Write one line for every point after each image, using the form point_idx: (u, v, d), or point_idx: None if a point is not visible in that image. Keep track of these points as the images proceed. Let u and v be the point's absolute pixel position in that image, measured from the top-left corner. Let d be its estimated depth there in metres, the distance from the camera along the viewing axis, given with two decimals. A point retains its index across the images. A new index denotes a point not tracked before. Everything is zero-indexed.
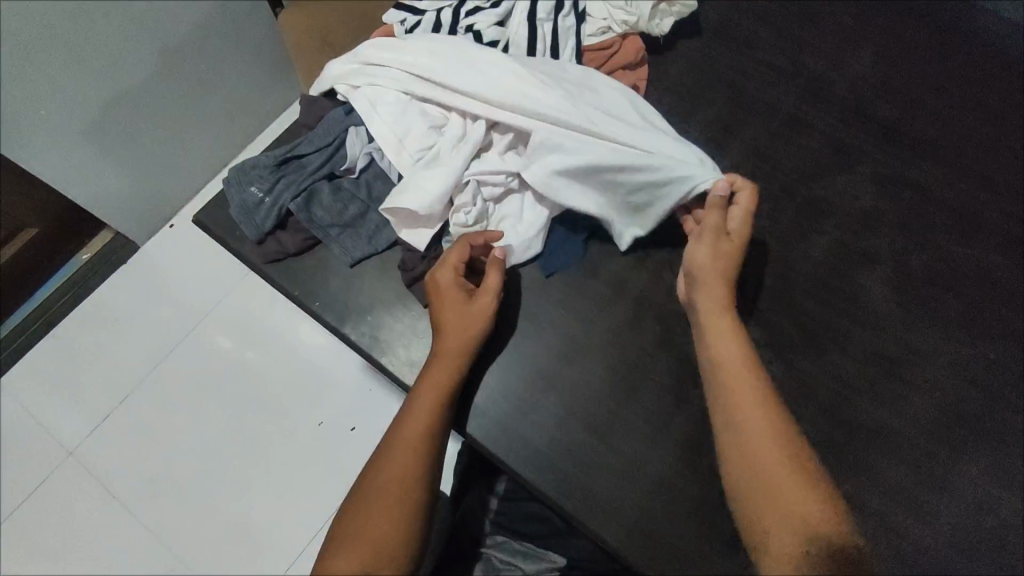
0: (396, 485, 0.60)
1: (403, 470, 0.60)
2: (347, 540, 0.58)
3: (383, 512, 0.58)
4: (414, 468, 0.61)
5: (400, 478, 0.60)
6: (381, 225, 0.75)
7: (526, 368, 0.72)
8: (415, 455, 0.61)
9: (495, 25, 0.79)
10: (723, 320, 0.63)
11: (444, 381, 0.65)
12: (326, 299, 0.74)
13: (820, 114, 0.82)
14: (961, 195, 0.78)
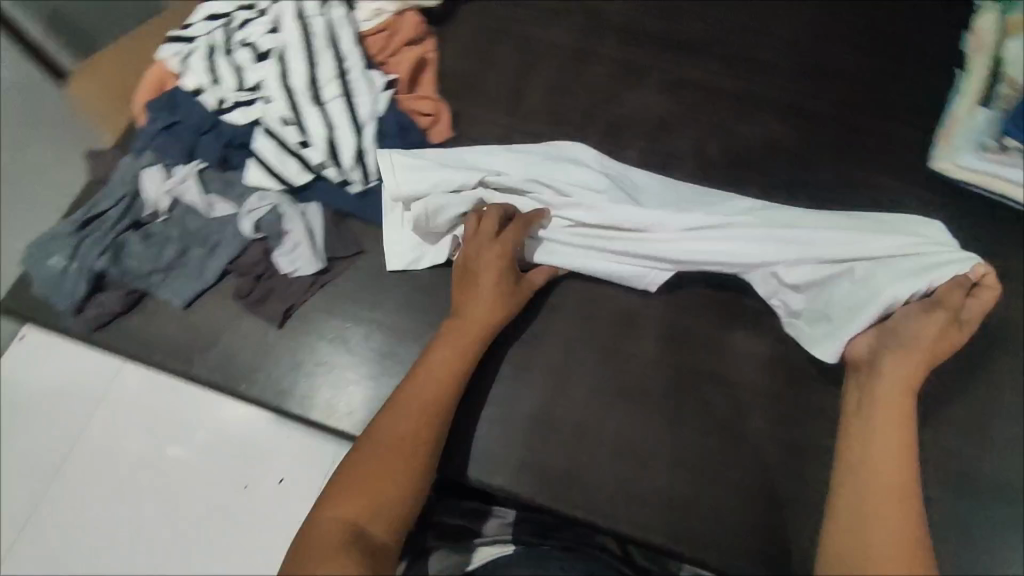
0: (403, 442, 0.61)
1: (412, 428, 0.62)
2: (349, 489, 0.57)
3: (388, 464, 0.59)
4: (423, 431, 0.62)
5: (407, 435, 0.61)
6: (204, 259, 0.74)
7: (388, 351, 0.72)
8: (426, 419, 0.63)
9: (266, 34, 0.79)
10: (905, 363, 0.62)
11: (461, 354, 0.67)
12: (167, 346, 0.72)
13: (604, 42, 0.87)
14: (744, 85, 0.85)
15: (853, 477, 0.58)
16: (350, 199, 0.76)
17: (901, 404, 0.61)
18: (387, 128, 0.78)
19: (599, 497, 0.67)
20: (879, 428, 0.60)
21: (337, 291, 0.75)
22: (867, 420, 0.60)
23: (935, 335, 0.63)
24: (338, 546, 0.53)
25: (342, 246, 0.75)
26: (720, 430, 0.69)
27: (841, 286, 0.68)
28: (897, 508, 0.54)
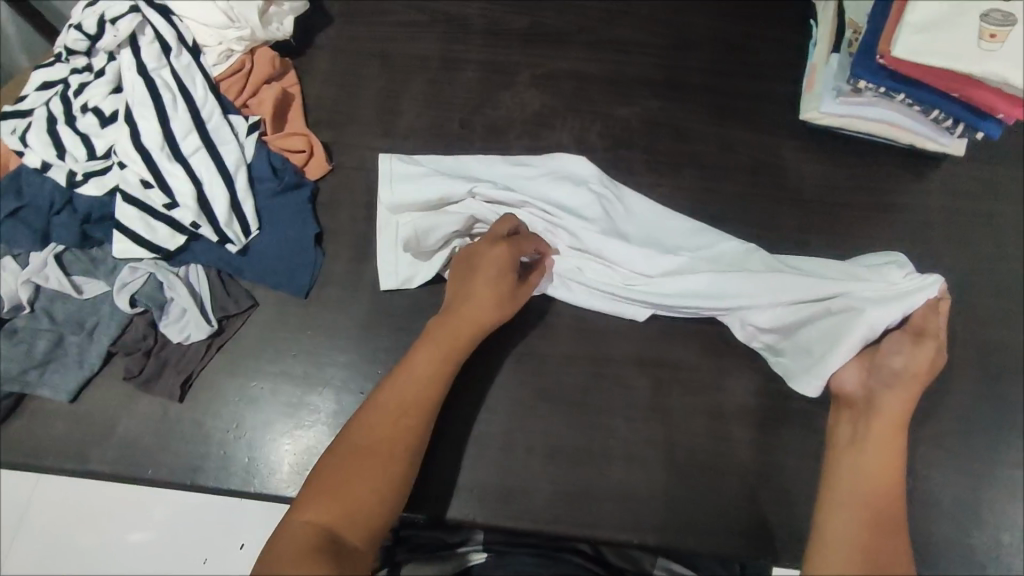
0: (381, 443, 0.59)
1: (392, 433, 0.59)
2: (326, 492, 0.56)
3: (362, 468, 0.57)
4: (406, 432, 0.60)
5: (386, 440, 0.59)
6: (83, 345, 0.70)
7: (298, 404, 0.70)
8: (406, 424, 0.60)
9: (109, 95, 0.74)
10: (897, 397, 0.61)
11: (445, 354, 0.64)
12: (59, 446, 0.68)
13: (466, 47, 0.86)
14: (612, 69, 0.86)
15: (849, 493, 0.58)
16: (232, 253, 0.73)
17: (898, 423, 0.61)
18: (259, 173, 0.75)
19: (536, 504, 0.68)
20: (878, 445, 0.60)
21: (234, 351, 0.71)
22: (873, 435, 0.61)
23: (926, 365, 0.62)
24: (305, 552, 0.51)
25: (232, 302, 0.72)
26: (639, 411, 0.71)
27: (810, 329, 0.68)
28: (878, 531, 0.56)
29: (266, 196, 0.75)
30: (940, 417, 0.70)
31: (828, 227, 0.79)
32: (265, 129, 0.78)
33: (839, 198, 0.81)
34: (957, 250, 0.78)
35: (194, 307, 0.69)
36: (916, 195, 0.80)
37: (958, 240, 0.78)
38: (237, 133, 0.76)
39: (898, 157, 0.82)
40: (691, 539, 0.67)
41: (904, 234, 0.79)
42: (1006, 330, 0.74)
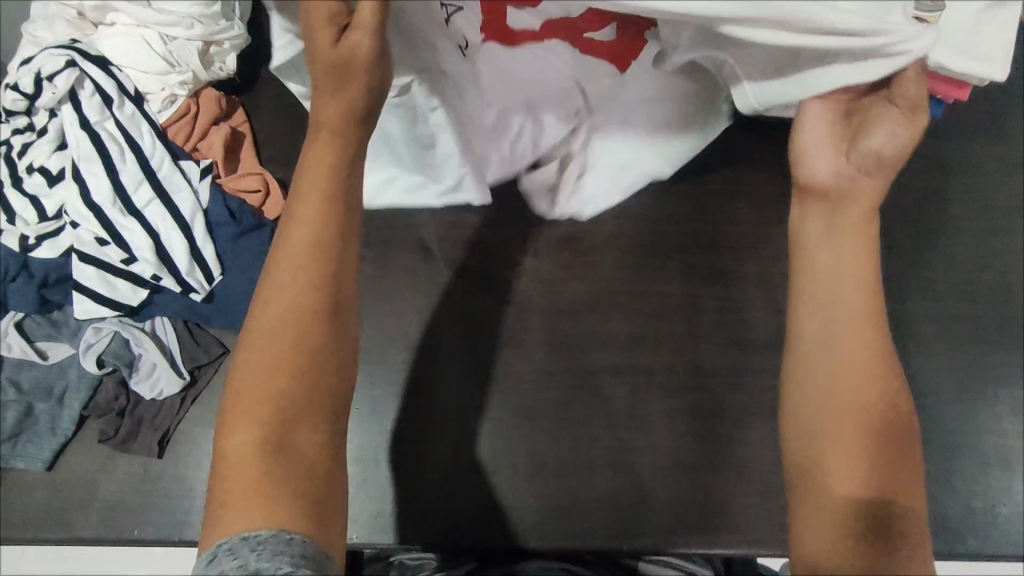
0: (281, 331, 0.51)
1: (287, 314, 0.52)
2: (241, 402, 0.50)
3: (275, 364, 0.51)
4: (312, 301, 0.52)
5: (283, 332, 0.51)
6: (53, 413, 0.69)
7: None
8: (301, 305, 0.52)
9: (54, 154, 0.72)
10: (862, 208, 0.55)
11: (331, 209, 0.54)
12: (43, 516, 0.68)
13: None
14: None
15: (855, 365, 0.52)
16: (198, 302, 0.72)
17: (868, 253, 0.55)
18: (216, 217, 0.75)
19: (526, 520, 0.70)
20: (863, 288, 0.54)
21: (209, 401, 0.71)
22: (852, 281, 0.54)
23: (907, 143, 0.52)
24: (260, 491, 0.46)
25: (202, 351, 0.71)
26: (618, 419, 0.72)
27: (806, 118, 0.55)
28: (868, 413, 0.51)
29: (226, 240, 0.75)
30: (908, 393, 0.72)
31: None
32: (218, 171, 0.78)
33: None
34: (911, 226, 0.79)
35: (164, 361, 0.69)
36: None
37: (911, 215, 0.80)
38: (190, 180, 0.75)
39: None
40: (677, 538, 0.69)
41: None
42: (963, 300, 0.76)
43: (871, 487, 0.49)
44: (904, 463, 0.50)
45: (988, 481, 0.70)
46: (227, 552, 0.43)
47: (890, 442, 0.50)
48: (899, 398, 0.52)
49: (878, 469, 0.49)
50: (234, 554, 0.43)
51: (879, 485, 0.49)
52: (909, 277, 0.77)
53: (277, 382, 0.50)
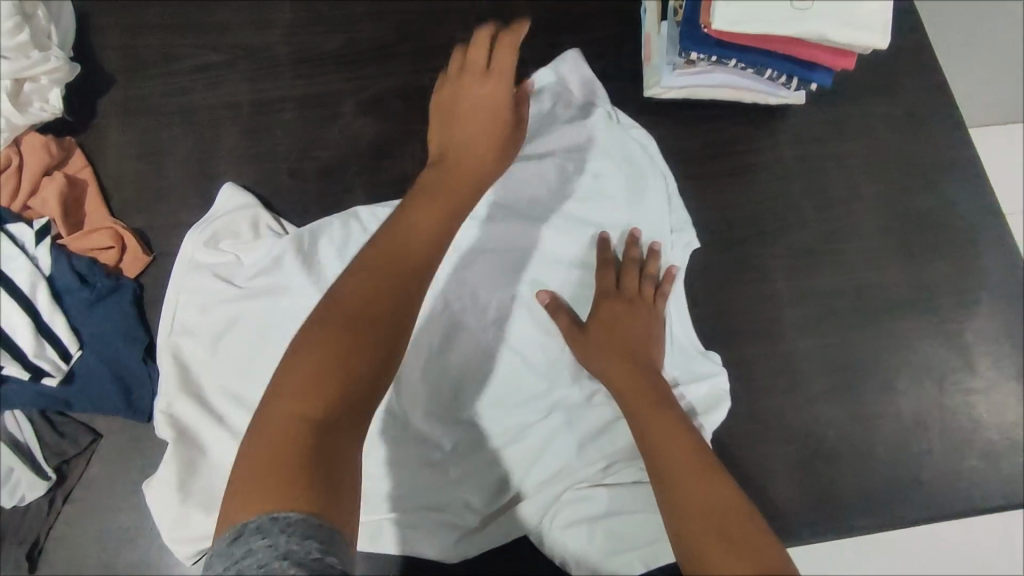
0: (340, 359, 0.45)
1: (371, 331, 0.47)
2: (257, 442, 0.42)
3: (339, 337, 0.46)
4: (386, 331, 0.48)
5: (369, 329, 0.47)
6: None
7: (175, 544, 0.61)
8: (408, 295, 0.50)
9: None
10: (607, 360, 0.65)
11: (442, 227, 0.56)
12: None
13: (278, 85, 0.77)
14: (443, 76, 0.80)
15: (657, 441, 0.58)
16: (53, 386, 0.63)
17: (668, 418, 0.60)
18: (64, 284, 0.66)
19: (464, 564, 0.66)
20: (652, 418, 0.60)
21: (85, 499, 0.62)
22: (628, 408, 0.62)
23: (598, 295, 0.70)
24: (263, 481, 0.39)
25: (68, 443, 0.63)
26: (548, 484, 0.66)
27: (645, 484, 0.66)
28: (718, 510, 0.51)
29: (79, 310, 0.66)
30: (828, 366, 0.73)
31: (692, 206, 0.78)
32: (60, 228, 0.68)
33: (698, 171, 0.80)
34: (814, 202, 0.79)
35: (21, 466, 0.60)
36: (769, 150, 0.80)
37: (815, 190, 0.79)
38: (24, 245, 0.65)
39: (745, 116, 0.81)
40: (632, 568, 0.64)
41: (767, 191, 0.79)
42: (873, 270, 0.76)
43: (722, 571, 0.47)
44: (746, 546, 0.48)
45: (914, 447, 0.71)
46: (256, 530, 0.37)
47: (739, 532, 0.49)
48: (755, 515, 0.51)
49: (705, 534, 0.50)
50: (263, 533, 0.37)
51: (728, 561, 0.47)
52: (815, 249, 0.77)
53: (291, 424, 0.42)
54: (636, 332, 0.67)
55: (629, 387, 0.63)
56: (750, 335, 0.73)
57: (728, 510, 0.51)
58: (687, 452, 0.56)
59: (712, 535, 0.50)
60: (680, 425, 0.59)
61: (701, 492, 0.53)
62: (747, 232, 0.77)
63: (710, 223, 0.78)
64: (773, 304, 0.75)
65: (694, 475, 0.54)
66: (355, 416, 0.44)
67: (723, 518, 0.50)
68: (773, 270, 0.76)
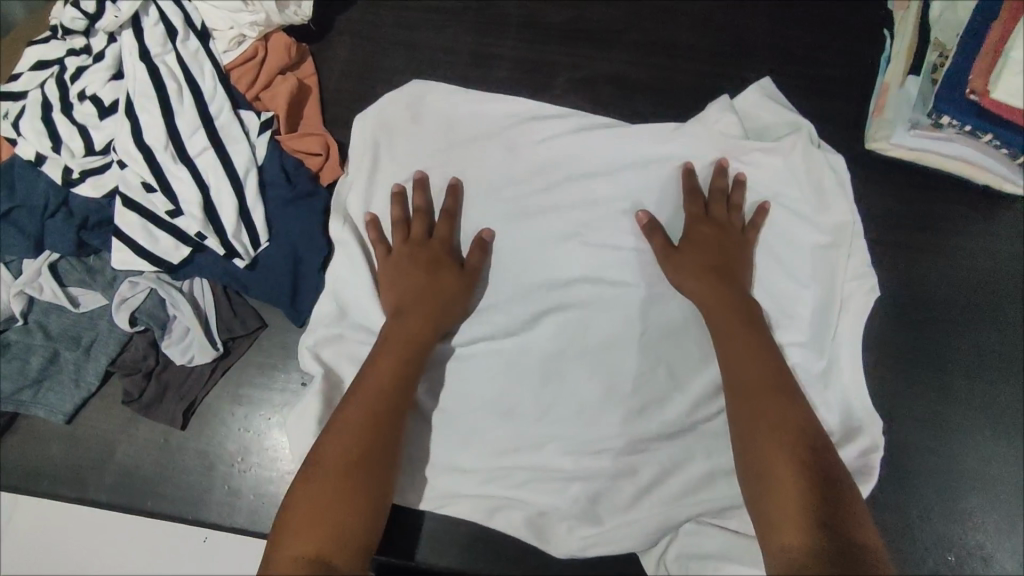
0: (313, 513, 0.53)
1: (325, 487, 0.54)
2: None
3: (332, 486, 0.54)
4: (354, 476, 0.55)
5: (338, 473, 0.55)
6: (81, 362, 0.64)
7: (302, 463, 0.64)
8: (362, 450, 0.56)
9: (108, 84, 0.67)
10: (721, 301, 0.63)
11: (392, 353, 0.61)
12: (52, 467, 0.63)
13: (502, 43, 0.78)
14: (659, 73, 0.78)
15: (736, 370, 0.61)
16: (240, 268, 0.67)
17: (769, 385, 0.59)
18: (270, 177, 0.70)
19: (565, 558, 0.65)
20: (732, 344, 0.62)
21: (240, 379, 0.66)
22: (711, 321, 0.64)
23: (689, 220, 0.68)
24: None
25: (239, 324, 0.66)
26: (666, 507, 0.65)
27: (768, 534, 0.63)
28: (794, 454, 0.55)
29: (277, 204, 0.70)
30: (994, 486, 0.67)
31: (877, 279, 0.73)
32: (280, 124, 0.72)
33: (909, 242, 0.74)
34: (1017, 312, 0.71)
35: (198, 330, 0.64)
36: (992, 241, 0.73)
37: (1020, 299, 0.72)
38: (248, 130, 0.69)
39: (968, 196, 0.75)
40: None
41: (979, 284, 0.72)
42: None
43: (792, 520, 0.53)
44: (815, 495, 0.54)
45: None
46: None
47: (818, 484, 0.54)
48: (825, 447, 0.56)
49: (785, 487, 0.54)
50: None
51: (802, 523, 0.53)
52: (1018, 361, 0.70)
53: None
54: (733, 250, 0.66)
55: (727, 303, 0.63)
56: (918, 430, 0.68)
57: (801, 450, 0.56)
58: (786, 418, 0.57)
59: (790, 485, 0.54)
60: (756, 356, 0.61)
61: (783, 441, 0.56)
62: (944, 321, 0.71)
63: (903, 300, 0.72)
64: (933, 406, 0.69)
65: (768, 417, 0.57)
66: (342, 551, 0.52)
67: (795, 463, 0.55)
68: (958, 367, 0.70)
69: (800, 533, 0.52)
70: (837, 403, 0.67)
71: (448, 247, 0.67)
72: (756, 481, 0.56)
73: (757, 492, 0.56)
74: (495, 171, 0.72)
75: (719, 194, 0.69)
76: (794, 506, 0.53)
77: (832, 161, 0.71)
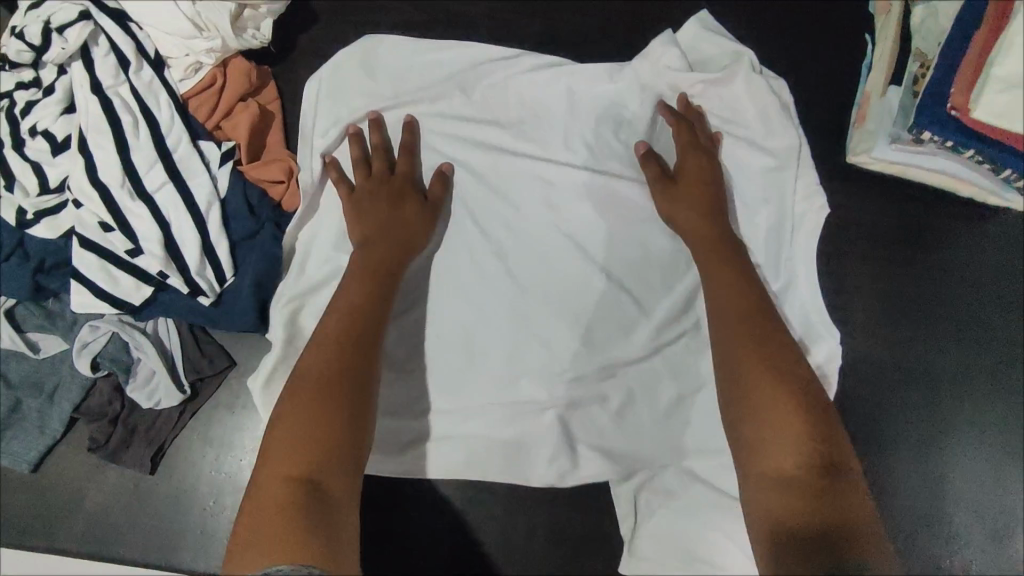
0: (300, 445, 0.52)
1: (316, 421, 0.53)
2: (260, 527, 0.48)
3: (310, 419, 0.53)
4: (343, 407, 0.54)
5: (327, 402, 0.54)
6: (44, 408, 0.62)
7: None
8: (350, 381, 0.56)
9: (59, 117, 0.65)
10: (698, 232, 0.66)
11: (372, 286, 0.63)
12: (20, 516, 0.62)
13: (468, 56, 0.75)
14: None
15: (721, 299, 0.62)
16: (205, 305, 0.65)
17: (756, 322, 0.60)
18: (233, 209, 0.68)
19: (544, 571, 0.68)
20: (717, 279, 0.63)
21: (210, 418, 0.65)
22: (697, 260, 0.65)
23: (655, 173, 0.69)
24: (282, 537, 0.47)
25: (207, 363, 0.65)
26: (639, 525, 0.67)
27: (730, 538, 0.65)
28: (783, 384, 0.56)
29: (242, 237, 0.68)
30: (940, 492, 0.71)
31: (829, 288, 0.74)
32: (242, 153, 0.70)
33: (884, 258, 0.74)
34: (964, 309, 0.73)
35: (163, 371, 0.62)
36: (965, 256, 0.73)
37: (970, 296, 0.73)
38: (209, 163, 0.67)
39: (947, 207, 0.74)
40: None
41: (950, 299, 0.73)
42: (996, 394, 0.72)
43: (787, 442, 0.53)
44: (801, 418, 0.54)
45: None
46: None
47: (806, 407, 0.55)
48: (806, 370, 0.57)
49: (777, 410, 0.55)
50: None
51: (793, 441, 0.53)
52: (978, 377, 0.72)
53: (275, 501, 0.49)
54: (715, 189, 0.68)
55: (707, 237, 0.66)
56: (885, 443, 0.72)
57: (789, 376, 0.56)
58: (767, 340, 0.59)
59: (778, 410, 0.54)
60: (737, 290, 0.62)
61: (767, 368, 0.57)
62: (913, 336, 0.73)
63: (875, 314, 0.73)
64: (877, 409, 0.72)
65: (749, 344, 0.59)
66: (327, 474, 0.51)
67: (780, 387, 0.55)
68: (924, 382, 0.72)
69: (788, 457, 0.53)
70: (793, 313, 0.71)
71: (409, 180, 0.69)
72: (743, 404, 0.56)
73: (745, 416, 0.56)
74: (465, 197, 0.72)
75: (687, 130, 0.70)
76: (782, 427, 0.54)
77: (771, 84, 0.75)
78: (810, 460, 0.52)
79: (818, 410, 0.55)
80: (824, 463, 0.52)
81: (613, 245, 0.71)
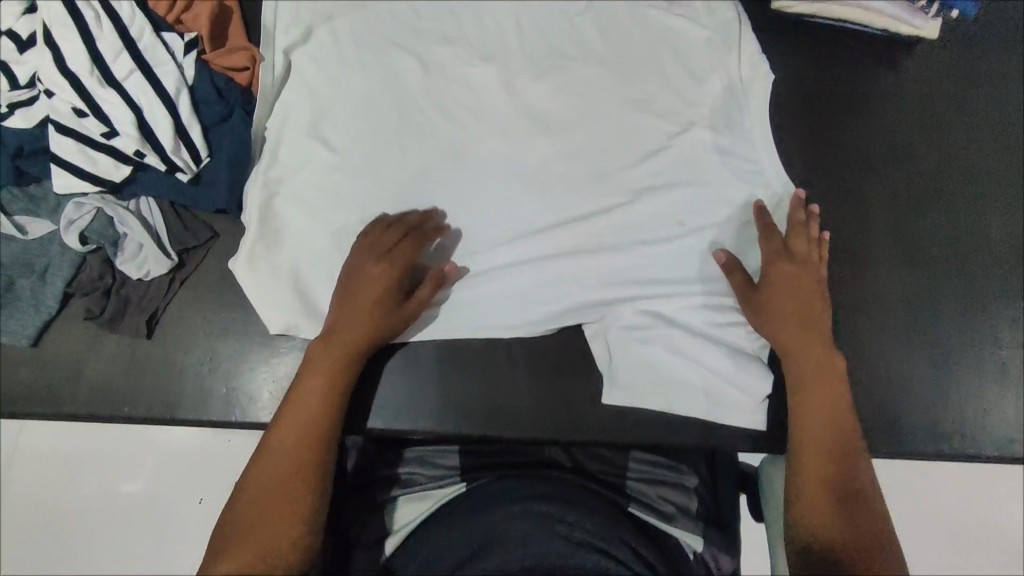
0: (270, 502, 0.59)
1: (285, 461, 0.60)
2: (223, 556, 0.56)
3: (276, 480, 0.60)
4: (304, 460, 0.61)
5: (291, 462, 0.60)
6: (38, 286, 0.65)
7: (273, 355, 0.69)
8: (315, 440, 0.61)
9: (18, 17, 0.67)
10: (788, 317, 0.66)
11: (337, 374, 0.64)
12: (22, 390, 0.65)
13: None
14: None
15: (800, 373, 0.66)
16: (184, 181, 0.69)
17: (842, 424, 0.64)
18: (203, 95, 0.71)
19: (535, 408, 0.70)
20: (812, 358, 0.66)
21: (198, 286, 0.69)
22: (778, 329, 0.66)
23: (767, 255, 0.68)
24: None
25: (191, 234, 0.68)
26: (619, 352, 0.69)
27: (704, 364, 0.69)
28: (838, 454, 0.63)
29: (213, 121, 0.72)
30: (918, 295, 0.72)
31: (836, 125, 0.76)
32: (205, 44, 0.73)
33: (821, 91, 0.77)
34: (961, 158, 0.76)
35: (150, 242, 0.66)
36: (895, 81, 0.78)
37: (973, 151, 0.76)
38: (173, 52, 0.70)
39: (875, 43, 0.79)
40: (671, 440, 0.70)
41: (890, 120, 0.77)
42: (960, 224, 0.74)
43: (812, 511, 0.61)
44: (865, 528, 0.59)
45: (997, 415, 0.70)
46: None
47: (839, 471, 0.62)
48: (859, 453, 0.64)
49: (821, 505, 0.61)
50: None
51: (830, 509, 0.61)
52: (927, 187, 0.75)
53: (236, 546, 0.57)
54: (814, 312, 0.67)
55: (809, 335, 0.66)
56: (861, 253, 0.73)
57: (844, 445, 0.63)
58: (833, 429, 0.64)
59: (831, 508, 0.61)
60: (828, 367, 0.66)
61: (835, 455, 0.63)
62: (860, 157, 0.76)
63: (820, 143, 0.76)
64: (834, 228, 0.74)
65: (819, 428, 0.64)
66: (287, 519, 0.58)
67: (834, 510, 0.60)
68: (883, 198, 0.74)
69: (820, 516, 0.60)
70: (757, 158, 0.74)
71: (413, 250, 0.67)
72: (797, 475, 0.63)
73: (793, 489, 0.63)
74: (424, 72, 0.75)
75: (797, 226, 0.70)
76: (820, 495, 0.61)
77: None
78: (824, 531, 0.59)
79: (855, 488, 0.62)
80: (841, 509, 0.60)
81: (570, 107, 0.76)
